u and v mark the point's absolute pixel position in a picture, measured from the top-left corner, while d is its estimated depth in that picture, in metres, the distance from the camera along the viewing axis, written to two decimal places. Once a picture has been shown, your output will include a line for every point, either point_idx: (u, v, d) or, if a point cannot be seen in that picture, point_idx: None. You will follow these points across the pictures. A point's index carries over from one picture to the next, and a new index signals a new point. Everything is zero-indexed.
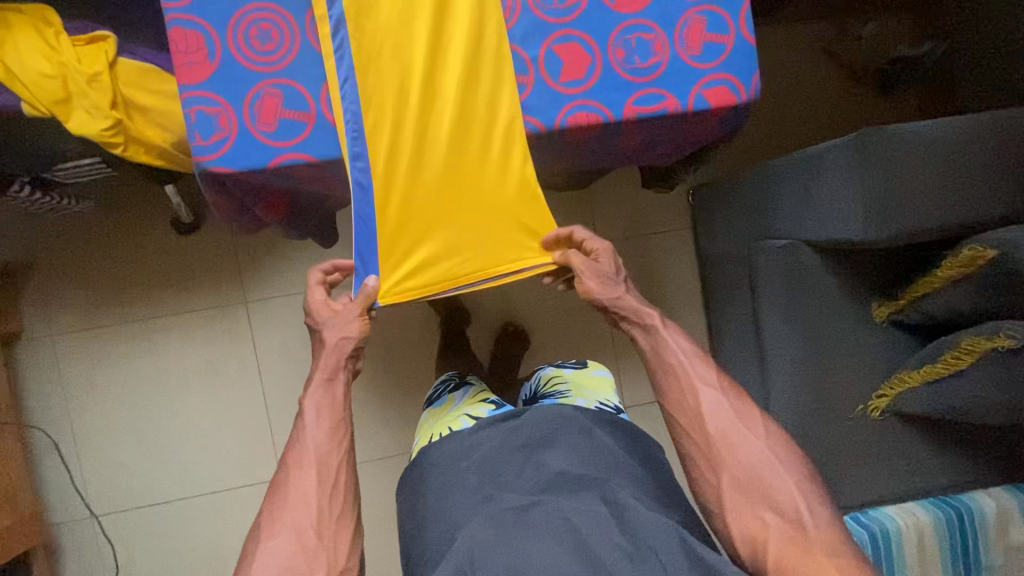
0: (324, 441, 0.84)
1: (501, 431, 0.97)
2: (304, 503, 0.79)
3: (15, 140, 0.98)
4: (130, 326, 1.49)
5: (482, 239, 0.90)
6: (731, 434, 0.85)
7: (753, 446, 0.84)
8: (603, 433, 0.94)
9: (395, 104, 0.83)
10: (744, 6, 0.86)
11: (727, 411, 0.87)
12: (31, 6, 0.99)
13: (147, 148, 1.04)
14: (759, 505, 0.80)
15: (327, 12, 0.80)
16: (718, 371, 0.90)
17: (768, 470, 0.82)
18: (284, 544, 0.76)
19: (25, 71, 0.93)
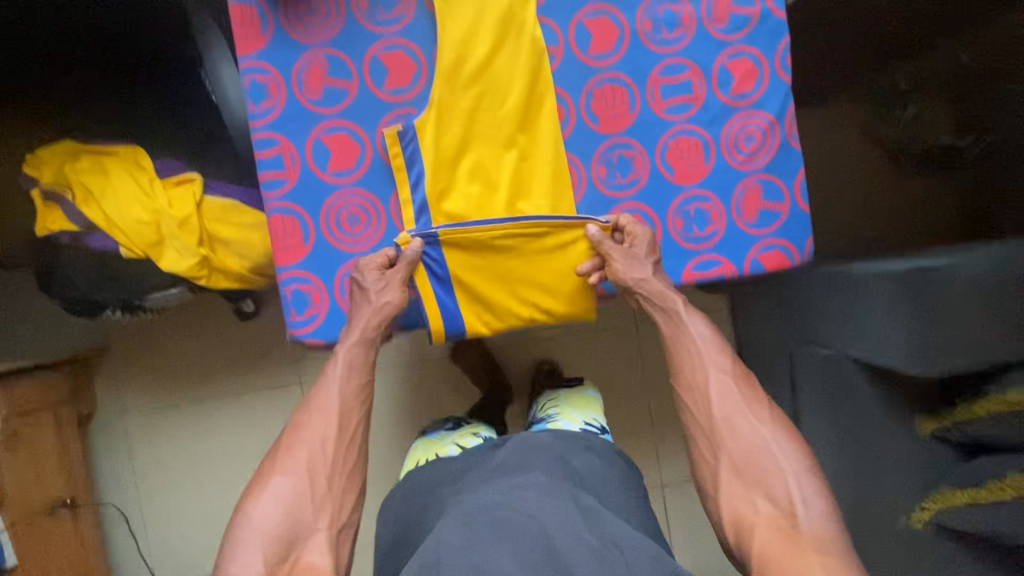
0: (352, 394, 0.86)
1: (483, 460, 1.00)
2: (325, 448, 0.82)
3: (110, 276, 1.05)
4: (194, 404, 1.58)
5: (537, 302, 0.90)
6: (734, 416, 0.90)
7: (756, 432, 0.89)
8: (576, 463, 0.95)
9: (478, 269, 0.88)
10: (798, 174, 0.93)
11: (738, 394, 0.93)
12: (125, 147, 1.07)
13: (227, 274, 1.12)
14: (753, 491, 0.84)
15: (410, 197, 0.87)
16: (733, 359, 0.97)
17: (766, 454, 0.86)
18: (293, 482, 0.79)
19: (123, 219, 1.01)
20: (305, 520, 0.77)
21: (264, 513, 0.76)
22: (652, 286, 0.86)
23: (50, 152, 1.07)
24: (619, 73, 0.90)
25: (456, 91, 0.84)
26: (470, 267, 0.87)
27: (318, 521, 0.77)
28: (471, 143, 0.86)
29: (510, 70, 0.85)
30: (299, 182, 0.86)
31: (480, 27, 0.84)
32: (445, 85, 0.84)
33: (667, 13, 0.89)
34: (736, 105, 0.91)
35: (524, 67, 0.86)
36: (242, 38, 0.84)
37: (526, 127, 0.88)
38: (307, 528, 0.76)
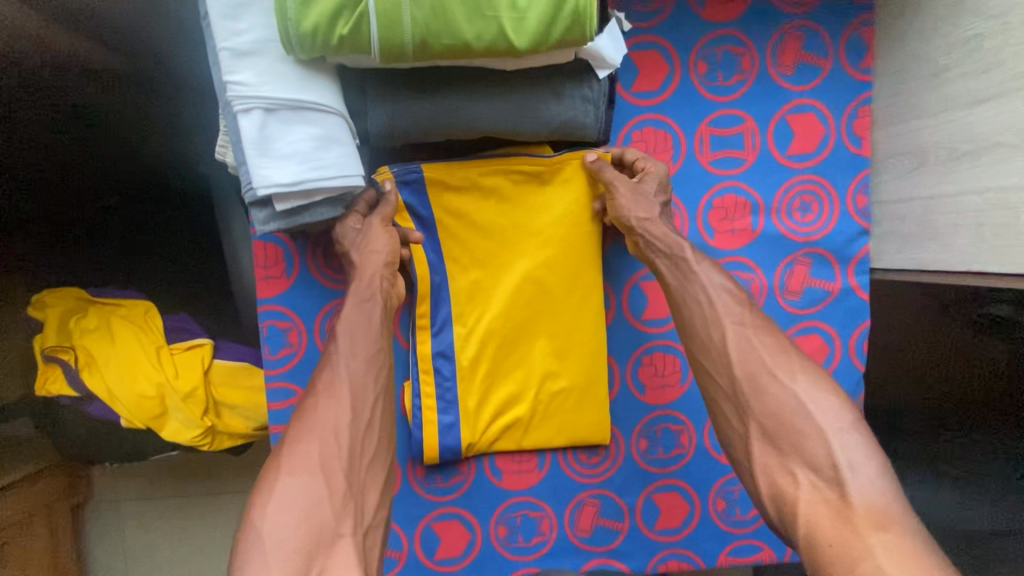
0: (361, 371, 0.66)
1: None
2: (337, 436, 0.62)
3: (109, 439, 0.99)
4: (188, 502, 1.53)
5: (539, 340, 0.76)
6: (760, 373, 0.65)
7: (786, 388, 0.64)
8: None
9: (490, 395, 0.76)
10: None
11: (756, 334, 0.67)
12: (133, 299, 1.01)
13: (231, 435, 1.05)
14: (790, 462, 0.62)
15: (437, 455, 0.75)
16: (751, 304, 0.70)
17: (800, 415, 0.63)
18: (303, 480, 0.59)
19: (126, 392, 0.95)
20: (328, 526, 0.58)
21: (276, 524, 0.57)
22: (658, 224, 0.73)
23: (56, 295, 1.01)
24: (672, 341, 0.80)
25: (460, 208, 0.74)
26: (470, 290, 0.75)
27: (342, 530, 0.58)
28: (513, 354, 0.76)
29: (534, 199, 0.75)
30: None
31: (524, 242, 0.75)
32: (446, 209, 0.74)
33: (734, 280, 0.81)
34: None
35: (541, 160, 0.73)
36: (259, 277, 0.72)
37: (564, 316, 0.75)
38: (329, 535, 0.57)
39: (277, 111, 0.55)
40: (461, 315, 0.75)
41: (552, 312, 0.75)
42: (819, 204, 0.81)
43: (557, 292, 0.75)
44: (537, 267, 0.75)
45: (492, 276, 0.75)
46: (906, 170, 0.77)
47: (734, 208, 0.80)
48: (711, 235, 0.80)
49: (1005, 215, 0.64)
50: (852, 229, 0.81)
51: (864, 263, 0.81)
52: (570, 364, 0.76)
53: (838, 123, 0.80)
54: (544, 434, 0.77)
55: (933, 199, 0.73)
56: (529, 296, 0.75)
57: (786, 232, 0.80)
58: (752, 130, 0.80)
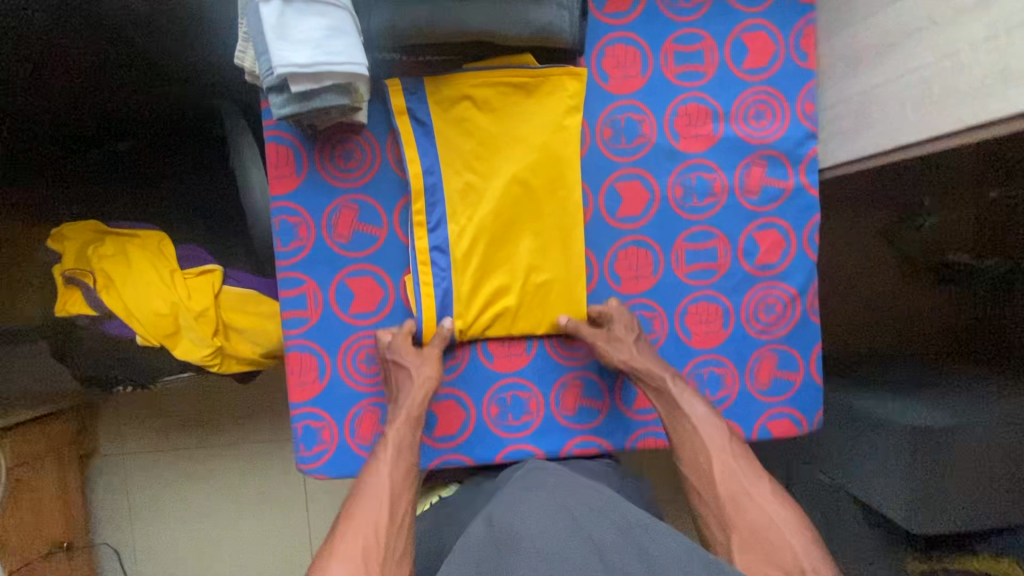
0: (400, 477, 0.73)
1: (481, 493, 0.89)
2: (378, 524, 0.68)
3: (124, 358, 1.06)
4: (192, 451, 1.58)
5: (524, 238, 0.82)
6: (738, 493, 0.74)
7: (761, 506, 0.72)
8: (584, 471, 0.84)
9: (481, 284, 0.83)
10: (816, 347, 0.87)
11: (736, 459, 0.76)
12: (147, 230, 1.08)
13: (239, 360, 1.12)
14: (765, 560, 0.69)
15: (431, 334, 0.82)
16: (731, 434, 0.79)
17: (772, 531, 0.70)
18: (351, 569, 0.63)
19: (142, 309, 1.02)
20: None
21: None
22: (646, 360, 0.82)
23: (75, 228, 1.08)
24: (644, 236, 0.84)
25: (457, 115, 0.80)
26: (459, 187, 0.81)
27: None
28: (500, 248, 0.82)
29: (522, 101, 0.80)
30: (320, 321, 0.82)
31: (511, 146, 0.80)
32: (445, 117, 0.80)
33: (699, 180, 0.84)
34: (759, 275, 0.86)
35: (529, 72, 0.79)
36: (272, 177, 0.80)
37: (549, 216, 0.82)
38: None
39: (293, 2, 0.63)
40: (454, 209, 0.81)
41: (536, 213, 0.82)
42: (772, 111, 0.85)
43: (539, 198, 0.81)
44: (528, 175, 0.80)
45: (482, 175, 0.81)
46: (846, 74, 0.87)
47: (696, 116, 0.84)
48: (676, 139, 0.84)
49: (923, 90, 0.74)
50: (800, 133, 0.84)
51: (813, 164, 0.85)
52: (552, 264, 0.83)
53: (786, 40, 0.85)
54: (529, 320, 0.84)
55: (866, 93, 0.83)
56: (514, 198, 0.81)
57: (744, 136, 0.84)
58: (711, 48, 0.84)
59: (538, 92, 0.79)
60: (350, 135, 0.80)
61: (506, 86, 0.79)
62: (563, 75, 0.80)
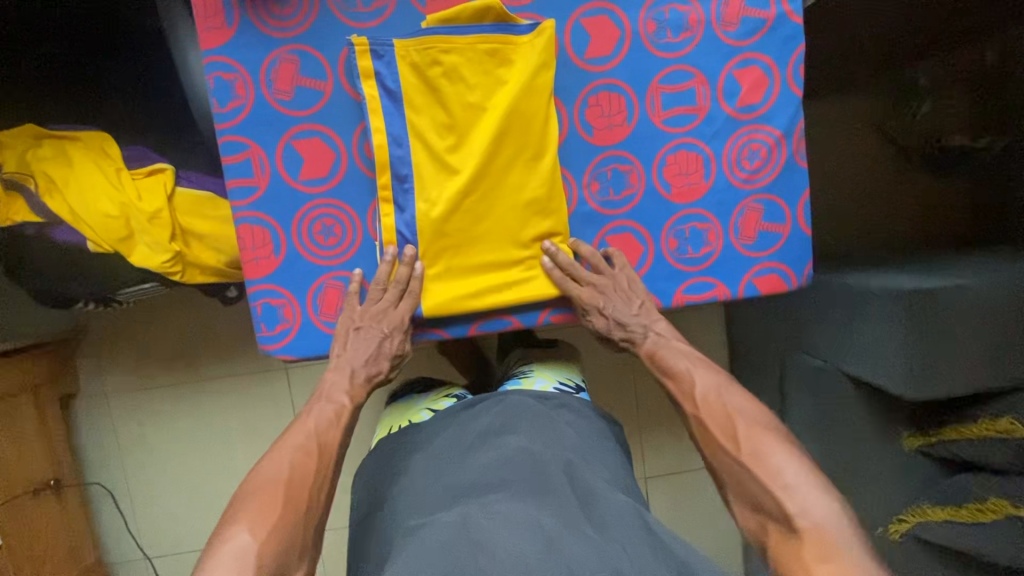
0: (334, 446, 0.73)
1: (455, 425, 0.87)
2: (308, 467, 0.68)
3: (79, 270, 1.00)
4: (174, 387, 1.54)
5: (499, 209, 0.76)
6: (720, 451, 0.71)
7: (743, 459, 0.68)
8: (564, 417, 0.86)
9: (446, 262, 0.78)
10: (804, 195, 0.82)
11: (720, 408, 0.74)
12: (90, 132, 1.01)
13: (203, 270, 1.06)
14: (759, 516, 0.65)
15: (393, 240, 0.76)
16: (717, 381, 0.77)
17: (755, 480, 0.66)
18: (277, 512, 0.63)
19: (88, 212, 0.95)
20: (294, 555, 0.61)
21: (246, 543, 0.59)
22: (620, 282, 0.80)
23: (14, 135, 1.01)
24: (616, 79, 0.77)
25: (427, 80, 0.74)
26: (417, 75, 0.73)
27: (302, 564, 0.61)
28: (477, 218, 0.76)
29: (495, 59, 0.74)
30: (269, 191, 0.75)
31: (478, 116, 0.75)
32: (418, 80, 0.73)
33: (673, 13, 0.77)
34: (741, 117, 0.79)
35: (496, 35, 0.73)
36: (201, 29, 0.72)
37: (529, 189, 0.76)
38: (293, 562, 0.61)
39: None
40: (425, 186, 0.75)
41: (502, 176, 0.75)
42: None
43: (512, 171, 0.76)
44: (500, 142, 0.74)
45: (451, 152, 0.75)
46: None
47: None
48: None
49: None
50: None
51: None
52: (523, 243, 0.78)
53: None
54: (499, 296, 0.78)
55: None
56: (487, 166, 0.75)
57: None
58: None
59: (506, 55, 0.74)
60: None
61: (476, 51, 0.73)
62: (534, 37, 0.74)
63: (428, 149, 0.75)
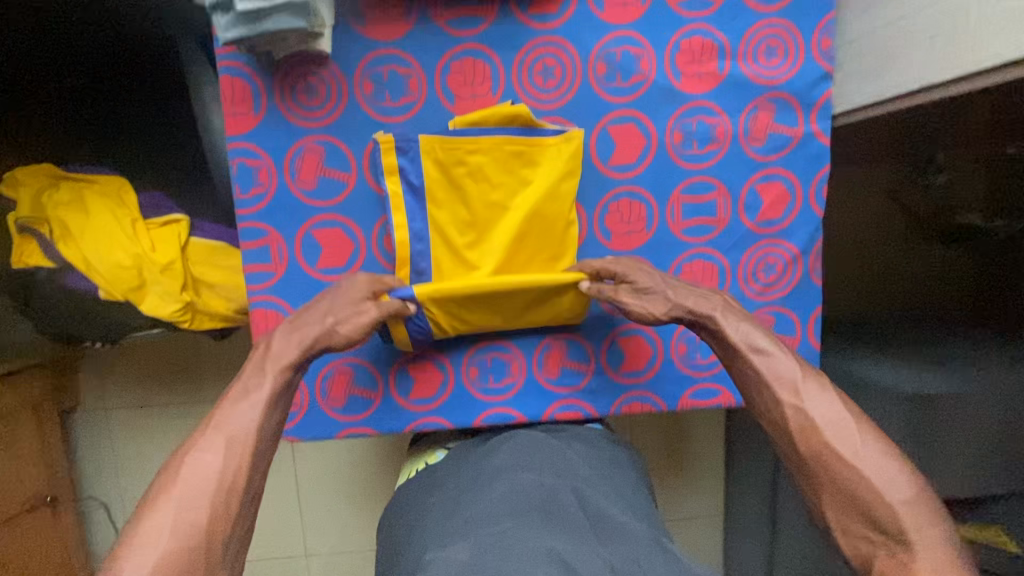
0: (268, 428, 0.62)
1: (467, 463, 0.77)
2: (216, 474, 0.56)
3: (90, 314, 1.00)
4: (173, 407, 1.53)
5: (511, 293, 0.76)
6: (826, 450, 0.60)
7: (855, 466, 0.59)
8: (578, 451, 0.76)
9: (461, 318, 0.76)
10: (816, 310, 0.82)
11: (816, 405, 0.63)
12: (106, 175, 1.00)
13: (210, 317, 1.05)
14: (861, 525, 0.57)
15: (406, 335, 0.75)
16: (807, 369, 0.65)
17: (868, 490, 0.57)
18: (167, 540, 0.52)
19: (102, 262, 0.95)
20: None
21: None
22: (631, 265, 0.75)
23: (29, 172, 1.00)
24: (638, 186, 0.77)
25: (451, 178, 0.73)
26: (441, 171, 0.73)
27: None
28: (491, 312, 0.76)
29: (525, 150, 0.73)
30: (286, 277, 0.75)
31: (500, 214, 0.75)
32: (441, 178, 0.73)
33: (700, 126, 0.76)
34: (760, 231, 0.79)
35: (524, 139, 0.73)
36: (227, 114, 0.72)
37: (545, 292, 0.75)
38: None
39: None
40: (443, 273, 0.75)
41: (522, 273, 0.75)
42: (785, 48, 0.75)
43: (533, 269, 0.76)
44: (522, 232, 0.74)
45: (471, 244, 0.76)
46: (872, 3, 0.69)
47: (700, 52, 0.75)
48: (677, 78, 0.75)
49: (956, 19, 0.57)
50: (815, 73, 0.76)
51: (826, 108, 0.76)
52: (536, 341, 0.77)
53: None
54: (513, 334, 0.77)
55: (893, 27, 0.66)
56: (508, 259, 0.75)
57: (752, 76, 0.76)
58: None
59: (533, 157, 0.73)
60: (313, 67, 0.71)
61: (503, 152, 0.73)
62: (561, 142, 0.73)
63: (447, 244, 0.75)
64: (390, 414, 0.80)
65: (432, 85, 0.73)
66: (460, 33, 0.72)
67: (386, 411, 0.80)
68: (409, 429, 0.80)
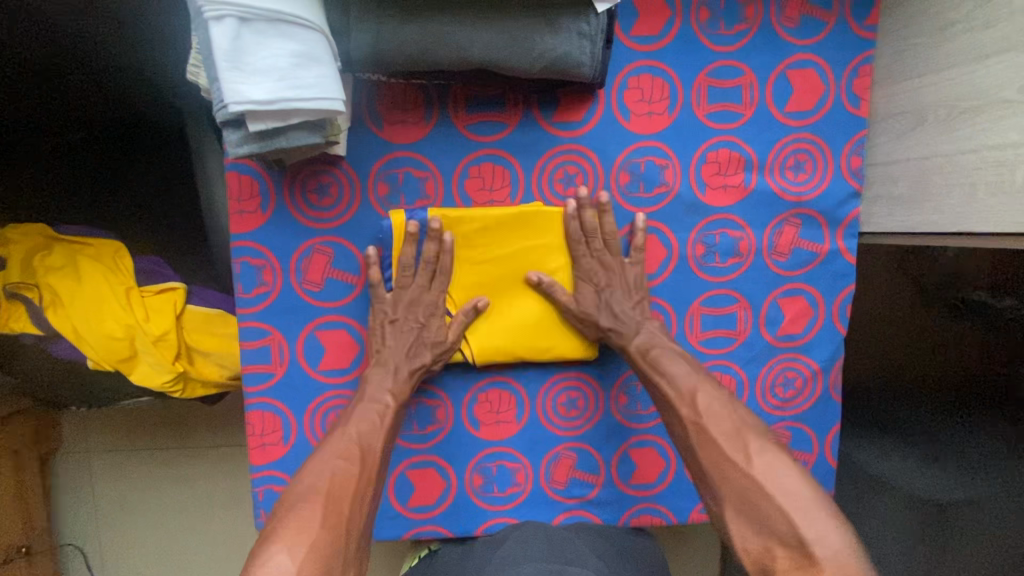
0: (377, 435, 0.65)
1: (475, 556, 0.72)
2: (349, 477, 0.59)
3: (76, 382, 0.96)
4: (157, 458, 1.44)
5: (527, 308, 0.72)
6: (721, 462, 0.57)
7: (746, 468, 0.55)
8: (584, 543, 0.72)
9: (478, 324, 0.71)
10: (834, 427, 0.79)
11: (723, 415, 0.60)
12: (102, 239, 0.96)
13: (203, 383, 1.01)
14: (762, 537, 0.51)
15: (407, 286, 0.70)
16: (718, 388, 0.64)
17: (760, 495, 0.53)
18: (313, 524, 0.52)
19: (92, 332, 0.91)
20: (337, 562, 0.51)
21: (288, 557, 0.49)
22: (627, 274, 0.71)
23: (21, 232, 0.95)
24: (656, 297, 0.75)
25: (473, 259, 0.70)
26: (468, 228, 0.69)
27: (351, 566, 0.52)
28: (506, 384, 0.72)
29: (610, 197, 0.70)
30: (286, 378, 0.72)
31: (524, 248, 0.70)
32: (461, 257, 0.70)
33: (724, 239, 0.74)
34: (781, 345, 0.77)
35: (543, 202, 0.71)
36: (233, 211, 0.68)
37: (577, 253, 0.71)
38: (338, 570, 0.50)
39: (253, 21, 0.51)
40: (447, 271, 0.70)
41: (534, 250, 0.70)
42: (813, 164, 0.73)
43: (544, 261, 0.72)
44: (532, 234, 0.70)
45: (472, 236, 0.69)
46: (903, 131, 0.68)
47: (727, 164, 0.73)
48: (701, 190, 0.73)
49: (1001, 173, 0.56)
50: (843, 191, 0.74)
51: (854, 226, 0.74)
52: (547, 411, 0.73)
53: (838, 82, 0.72)
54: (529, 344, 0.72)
55: (929, 160, 0.64)
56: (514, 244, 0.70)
57: (779, 190, 0.73)
58: (750, 84, 0.72)
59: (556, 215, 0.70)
60: (325, 167, 0.68)
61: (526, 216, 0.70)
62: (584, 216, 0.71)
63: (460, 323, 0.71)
64: (388, 519, 0.76)
65: (450, 188, 0.70)
66: (480, 137, 0.69)
67: (382, 517, 0.76)
68: (406, 535, 0.76)
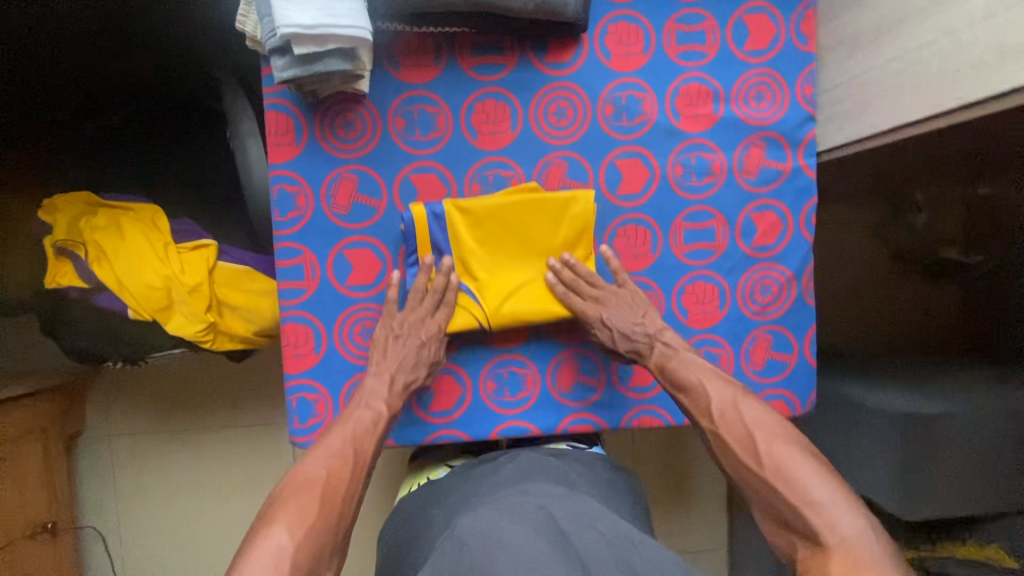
0: (367, 435, 0.73)
1: (475, 479, 0.79)
2: (340, 478, 0.67)
3: (116, 333, 1.04)
4: (181, 436, 1.42)
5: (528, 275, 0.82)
6: (742, 466, 0.67)
7: (765, 475, 0.65)
8: (577, 471, 0.79)
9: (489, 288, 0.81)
10: (810, 329, 0.88)
11: (737, 420, 0.70)
12: (140, 203, 1.06)
13: (232, 337, 1.08)
14: (786, 534, 0.62)
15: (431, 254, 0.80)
16: (735, 392, 0.73)
17: (778, 497, 0.63)
18: (303, 522, 0.61)
19: (133, 283, 1.00)
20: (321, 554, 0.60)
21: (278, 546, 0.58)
22: (623, 296, 0.81)
23: (66, 200, 1.06)
24: (643, 215, 0.85)
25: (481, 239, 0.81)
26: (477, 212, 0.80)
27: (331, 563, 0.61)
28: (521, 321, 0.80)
29: (586, 234, 0.82)
30: (316, 293, 0.81)
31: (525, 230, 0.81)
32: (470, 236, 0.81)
33: (699, 160, 0.84)
34: (756, 256, 0.86)
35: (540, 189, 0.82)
36: (271, 145, 0.79)
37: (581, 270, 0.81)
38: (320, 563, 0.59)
39: None
40: (461, 242, 0.80)
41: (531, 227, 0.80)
42: (772, 94, 0.84)
43: (539, 259, 0.83)
44: (531, 232, 0.81)
45: (482, 219, 0.80)
46: (844, 57, 0.79)
47: (697, 97, 0.84)
48: (677, 118, 0.84)
49: (919, 70, 0.67)
50: (799, 116, 0.85)
51: (812, 146, 0.85)
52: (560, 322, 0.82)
53: (786, 23, 0.84)
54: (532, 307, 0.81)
55: (866, 75, 0.75)
56: (518, 225, 0.81)
57: (744, 117, 0.84)
58: (712, 29, 0.84)
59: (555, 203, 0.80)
60: (351, 104, 0.79)
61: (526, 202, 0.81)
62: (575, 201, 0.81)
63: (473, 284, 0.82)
64: (410, 423, 0.83)
65: (458, 121, 0.81)
66: (483, 77, 0.81)
67: (405, 422, 0.83)
68: (426, 439, 0.83)
